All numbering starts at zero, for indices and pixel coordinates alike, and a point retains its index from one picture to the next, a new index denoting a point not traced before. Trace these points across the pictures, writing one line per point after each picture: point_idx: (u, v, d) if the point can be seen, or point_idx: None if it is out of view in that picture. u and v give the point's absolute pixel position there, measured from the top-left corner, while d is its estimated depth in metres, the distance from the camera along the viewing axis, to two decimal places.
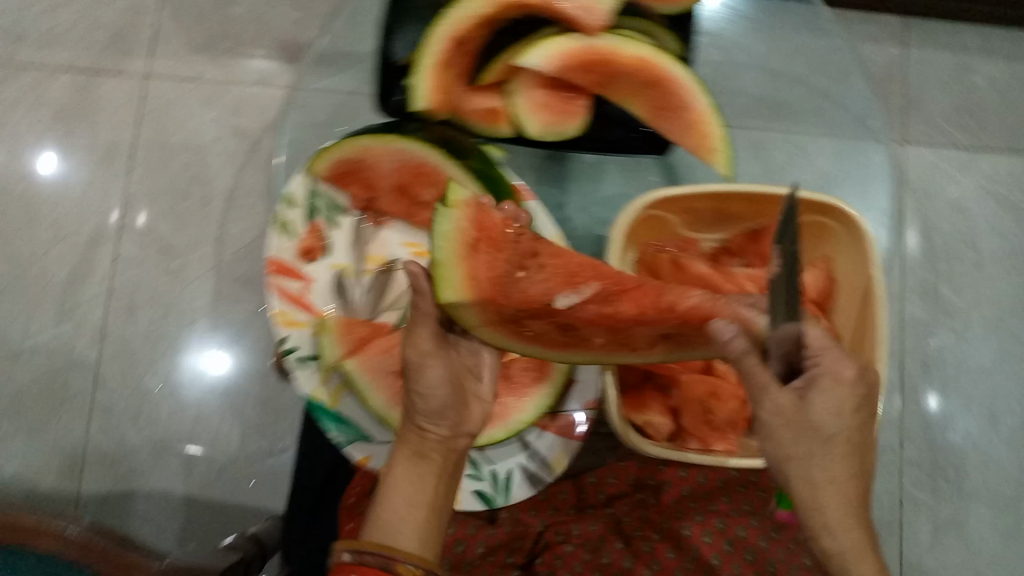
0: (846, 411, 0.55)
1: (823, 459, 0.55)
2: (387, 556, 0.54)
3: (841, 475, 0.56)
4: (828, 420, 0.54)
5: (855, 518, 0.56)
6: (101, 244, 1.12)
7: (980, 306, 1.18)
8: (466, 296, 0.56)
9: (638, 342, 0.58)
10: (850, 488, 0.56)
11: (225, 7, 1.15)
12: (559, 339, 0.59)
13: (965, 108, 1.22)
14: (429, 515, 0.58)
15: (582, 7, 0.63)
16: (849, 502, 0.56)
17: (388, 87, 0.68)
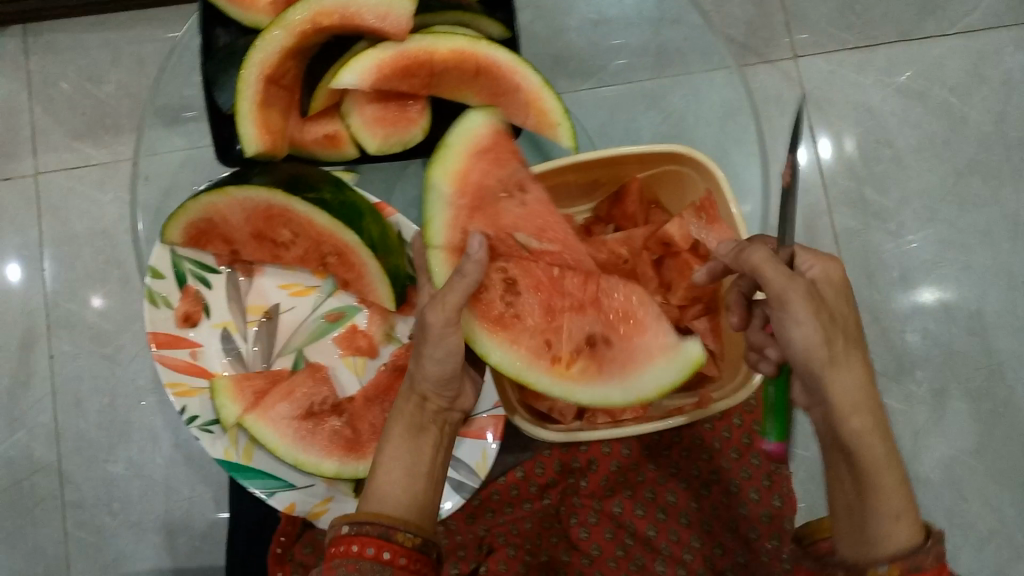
0: (844, 320, 0.55)
1: (845, 355, 0.53)
2: (386, 526, 0.53)
3: (861, 373, 0.54)
4: (845, 322, 0.54)
5: (878, 419, 0.54)
6: (34, 344, 1.08)
7: (909, 201, 1.13)
8: (449, 187, 0.58)
9: (554, 346, 0.59)
10: (866, 387, 0.54)
11: (95, 88, 1.13)
12: (495, 318, 0.58)
13: (848, 7, 1.17)
14: (426, 485, 0.57)
15: (381, 15, 0.63)
16: (868, 394, 0.54)
17: (227, 138, 0.69)
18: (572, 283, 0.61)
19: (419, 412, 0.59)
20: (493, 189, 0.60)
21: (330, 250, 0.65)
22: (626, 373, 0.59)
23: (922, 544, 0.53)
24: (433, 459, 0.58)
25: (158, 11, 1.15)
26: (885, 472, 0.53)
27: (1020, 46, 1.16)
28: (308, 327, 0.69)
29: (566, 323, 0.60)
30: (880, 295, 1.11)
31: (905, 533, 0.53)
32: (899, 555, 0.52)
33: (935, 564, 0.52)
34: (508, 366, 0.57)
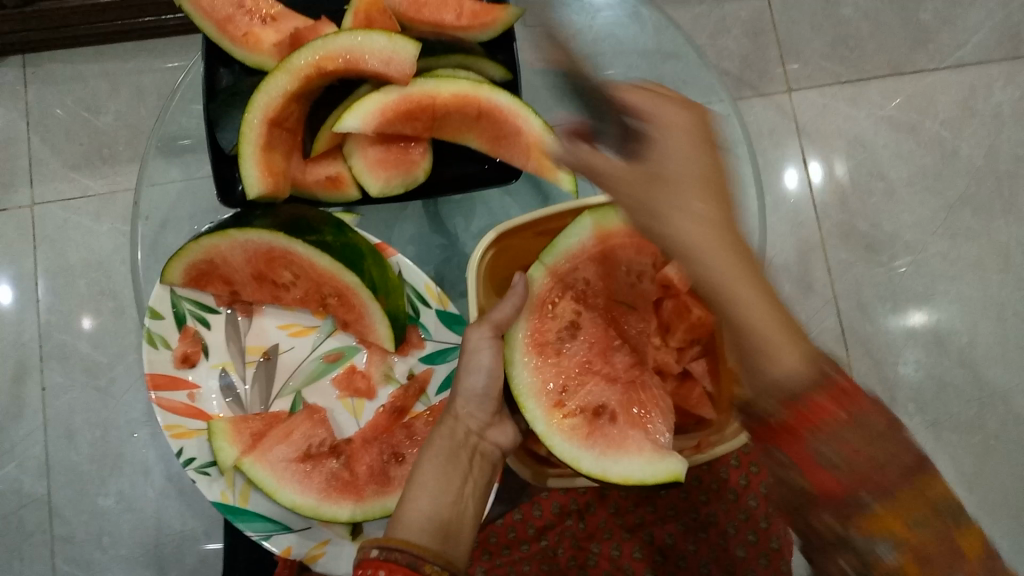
0: (693, 150, 0.42)
1: (703, 197, 0.41)
2: (414, 554, 0.48)
3: (722, 227, 0.41)
4: (711, 173, 0.42)
5: (766, 290, 0.42)
6: (26, 377, 1.07)
7: (902, 234, 1.14)
8: (592, 234, 0.60)
9: (568, 395, 0.60)
10: (742, 249, 0.41)
11: (92, 118, 1.13)
12: (547, 344, 0.61)
13: (841, 42, 1.19)
14: (454, 517, 0.53)
15: (385, 59, 0.63)
16: (741, 260, 0.41)
17: (228, 178, 0.69)
18: (620, 360, 0.63)
19: (457, 440, 0.56)
20: (623, 260, 0.62)
21: (331, 291, 0.65)
22: (608, 449, 0.57)
23: (811, 371, 0.41)
24: (463, 493, 0.55)
25: (158, 41, 1.15)
26: (777, 330, 0.41)
27: (1010, 80, 1.18)
28: (306, 369, 0.68)
29: (589, 385, 0.61)
30: (874, 327, 1.11)
31: (796, 357, 0.41)
32: (789, 394, 0.41)
33: (826, 388, 0.41)
34: (528, 391, 0.58)
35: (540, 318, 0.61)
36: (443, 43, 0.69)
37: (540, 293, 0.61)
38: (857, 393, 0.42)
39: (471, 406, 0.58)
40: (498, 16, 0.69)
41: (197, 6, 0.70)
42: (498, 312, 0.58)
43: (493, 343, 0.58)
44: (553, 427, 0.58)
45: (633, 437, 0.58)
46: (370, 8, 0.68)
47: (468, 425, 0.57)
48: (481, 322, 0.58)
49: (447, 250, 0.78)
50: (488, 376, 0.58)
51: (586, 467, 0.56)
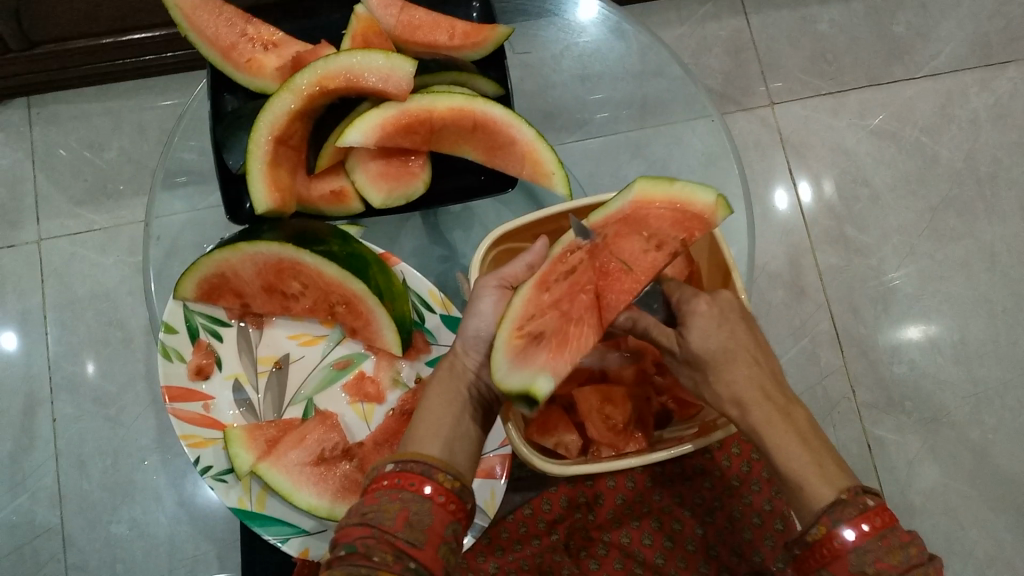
0: (725, 329, 0.56)
1: (745, 370, 0.55)
2: (428, 464, 0.53)
3: (760, 386, 0.55)
4: (744, 347, 0.56)
5: (792, 419, 0.55)
6: (37, 409, 1.07)
7: (889, 238, 1.17)
8: (634, 198, 0.61)
9: (531, 321, 0.58)
10: (761, 387, 0.55)
11: (96, 156, 1.16)
12: (549, 275, 0.59)
13: (820, 56, 1.23)
14: (459, 437, 0.57)
15: (383, 77, 0.67)
16: (773, 404, 0.55)
17: (235, 198, 0.72)
18: (582, 300, 0.59)
19: (456, 374, 0.60)
20: (652, 227, 0.60)
21: (339, 297, 0.68)
22: (518, 359, 0.56)
23: (840, 498, 0.51)
24: (466, 416, 0.58)
25: (158, 80, 1.19)
26: (805, 460, 0.53)
27: (984, 86, 1.22)
28: (316, 376, 0.71)
29: (548, 316, 0.58)
30: (867, 329, 1.14)
31: (827, 490, 0.52)
32: (824, 514, 0.51)
33: (860, 514, 0.51)
34: (510, 312, 0.57)
35: (559, 261, 0.60)
36: (438, 61, 0.72)
37: (564, 242, 0.61)
38: (891, 520, 0.51)
39: (472, 350, 0.60)
40: (488, 35, 0.73)
41: (203, 35, 0.73)
42: (509, 269, 0.61)
43: (497, 291, 0.60)
44: (506, 340, 0.56)
45: (539, 358, 0.56)
46: (367, 30, 0.72)
47: (465, 361, 0.60)
48: (491, 274, 0.61)
49: (449, 261, 0.81)
50: (491, 323, 0.60)
51: (496, 374, 0.55)
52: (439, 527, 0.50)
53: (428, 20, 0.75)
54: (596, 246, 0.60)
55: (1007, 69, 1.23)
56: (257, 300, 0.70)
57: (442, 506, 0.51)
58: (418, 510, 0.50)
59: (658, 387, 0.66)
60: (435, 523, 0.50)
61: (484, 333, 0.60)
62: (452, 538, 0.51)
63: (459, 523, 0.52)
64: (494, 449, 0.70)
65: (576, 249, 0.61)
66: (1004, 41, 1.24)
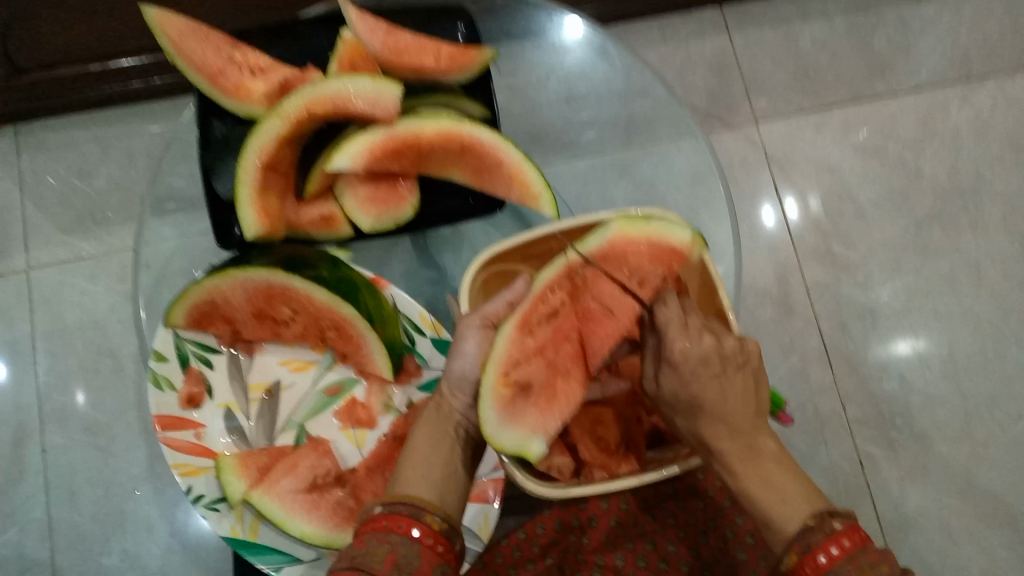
0: (699, 381, 0.55)
1: (713, 421, 0.56)
2: (417, 506, 0.54)
3: (730, 428, 0.56)
4: (719, 404, 0.56)
5: (761, 455, 0.57)
6: (26, 440, 1.06)
7: (875, 253, 1.18)
8: (613, 234, 0.60)
9: (517, 367, 0.58)
10: (733, 426, 0.56)
11: (84, 183, 1.16)
12: (530, 318, 0.59)
13: (803, 74, 1.25)
14: (447, 477, 0.58)
15: (371, 101, 0.68)
16: (741, 443, 0.56)
17: (225, 224, 0.72)
18: (567, 350, 0.61)
19: (443, 415, 0.61)
20: (635, 263, 0.60)
21: (329, 322, 0.68)
22: (507, 416, 0.57)
23: (807, 525, 0.53)
24: (453, 455, 0.60)
25: (145, 107, 1.19)
26: (771, 497, 0.55)
27: (965, 101, 1.24)
28: (308, 403, 0.71)
29: (534, 363, 0.59)
30: (857, 344, 1.14)
31: (793, 522, 0.54)
32: (793, 542, 0.53)
33: (827, 538, 0.52)
34: (495, 357, 0.58)
35: (537, 303, 0.60)
36: (425, 86, 0.73)
37: (546, 278, 0.60)
38: (861, 540, 0.52)
39: (456, 391, 0.61)
40: (474, 58, 0.74)
41: (190, 62, 0.73)
42: (490, 304, 0.60)
43: (480, 332, 0.60)
44: (492, 391, 0.57)
45: (529, 412, 0.57)
46: (353, 55, 0.73)
47: (451, 402, 0.61)
48: (472, 313, 0.60)
49: (439, 284, 0.82)
50: (473, 363, 0.61)
51: (487, 431, 0.56)
52: (427, 569, 0.51)
53: (414, 43, 0.75)
54: (577, 285, 0.61)
55: (987, 85, 1.25)
56: (248, 327, 0.70)
57: (429, 547, 0.52)
58: (407, 553, 0.51)
59: (647, 408, 0.66)
60: (424, 565, 0.51)
61: (469, 373, 0.61)
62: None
63: (448, 564, 0.53)
64: (487, 473, 0.70)
65: (557, 288, 0.60)
66: (983, 56, 1.25)
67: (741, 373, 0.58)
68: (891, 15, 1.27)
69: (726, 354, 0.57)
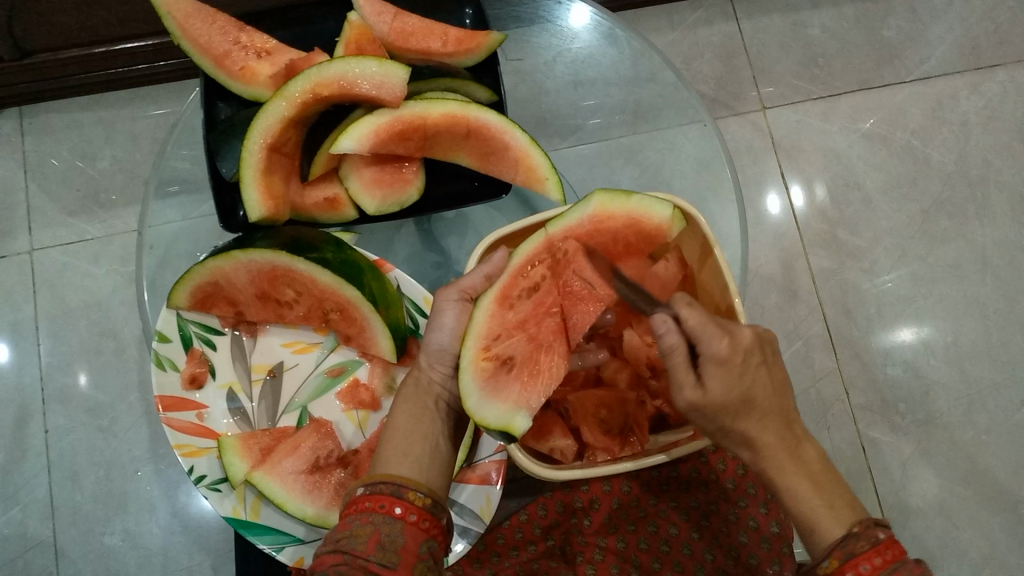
0: (747, 376, 0.54)
1: (760, 417, 0.55)
2: (398, 484, 0.52)
3: (772, 428, 0.56)
4: (764, 401, 0.55)
5: (800, 453, 0.56)
6: (28, 421, 1.07)
7: (881, 241, 1.17)
8: (591, 208, 0.61)
9: (498, 342, 0.58)
10: (774, 426, 0.56)
11: (88, 165, 1.16)
12: (508, 292, 0.59)
13: (811, 61, 1.24)
14: (428, 452, 0.56)
15: (377, 84, 0.67)
16: (783, 439, 0.56)
17: (229, 206, 0.71)
18: (549, 324, 0.60)
19: (422, 387, 0.60)
20: (613, 238, 0.61)
21: (332, 304, 0.67)
22: (489, 390, 0.57)
23: (852, 533, 0.54)
24: (435, 429, 0.58)
25: (150, 89, 1.18)
26: (815, 501, 0.55)
27: (974, 89, 1.23)
28: (310, 384, 0.71)
29: (516, 338, 0.59)
30: (861, 333, 1.14)
31: (836, 527, 0.54)
32: (835, 548, 0.53)
33: (870, 548, 0.53)
34: (473, 331, 0.58)
35: (515, 278, 0.60)
36: (431, 67, 0.72)
37: (524, 252, 0.60)
38: (900, 553, 0.53)
39: (436, 361, 0.61)
40: (481, 42, 0.74)
41: (196, 44, 0.73)
42: (468, 277, 0.60)
43: (458, 306, 0.60)
44: (472, 364, 0.57)
45: (511, 387, 0.57)
46: (360, 38, 0.72)
47: (430, 375, 0.61)
48: (449, 287, 0.61)
49: (443, 267, 0.81)
50: (452, 338, 0.60)
51: (469, 405, 0.56)
52: (412, 547, 0.51)
53: (421, 26, 0.75)
54: (558, 259, 0.60)
55: (997, 73, 1.24)
56: (252, 309, 0.70)
57: (414, 525, 0.51)
58: (390, 533, 0.50)
59: (652, 391, 0.64)
60: (408, 543, 0.51)
61: (448, 345, 0.60)
62: (427, 555, 0.52)
63: (433, 540, 0.52)
64: (490, 455, 0.70)
65: (537, 262, 0.60)
66: (993, 45, 1.24)
67: (776, 364, 0.57)
68: (900, 3, 1.26)
69: (761, 345, 0.56)
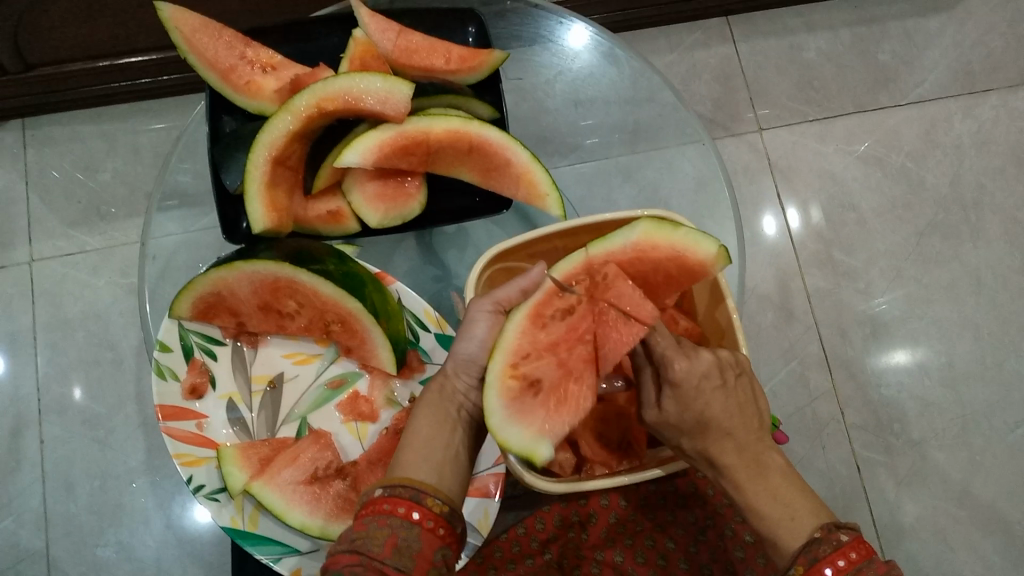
0: (705, 396, 0.56)
1: (723, 434, 0.56)
2: (416, 489, 0.53)
3: (736, 443, 0.57)
4: (723, 419, 0.56)
5: (766, 465, 0.57)
6: (24, 431, 1.06)
7: (876, 262, 1.18)
8: (635, 237, 0.61)
9: (527, 361, 0.58)
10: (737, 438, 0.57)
11: (90, 177, 1.16)
12: (544, 312, 0.59)
13: (807, 83, 1.25)
14: (449, 460, 0.57)
15: (381, 99, 0.68)
16: (748, 452, 0.57)
17: (232, 217, 0.72)
18: (580, 352, 0.59)
19: (446, 395, 0.60)
20: (651, 271, 0.61)
21: (334, 316, 0.68)
22: (514, 411, 0.57)
23: (815, 536, 0.53)
24: (454, 439, 0.59)
25: (153, 102, 1.19)
26: (779, 512, 0.55)
27: (967, 113, 1.25)
28: (310, 395, 0.71)
29: (544, 360, 0.59)
30: (856, 353, 1.15)
31: (800, 534, 0.54)
32: (800, 554, 0.53)
33: (835, 551, 0.52)
34: (504, 346, 0.58)
35: (553, 298, 0.59)
36: (434, 83, 0.74)
37: (565, 270, 0.60)
38: (868, 552, 0.52)
39: (464, 372, 0.61)
40: (485, 60, 0.75)
41: (202, 58, 0.74)
42: (503, 290, 0.61)
43: (491, 316, 0.60)
44: (499, 382, 0.57)
45: (536, 413, 0.57)
46: (364, 54, 0.73)
47: (455, 383, 0.61)
48: (483, 298, 0.61)
49: (443, 281, 0.82)
50: (481, 347, 0.61)
51: (491, 422, 0.56)
52: (427, 553, 0.51)
53: (425, 45, 0.76)
54: (596, 283, 0.60)
55: (990, 97, 1.25)
56: (254, 320, 0.70)
57: (430, 531, 0.52)
58: (406, 537, 0.51)
59: None
60: (423, 549, 0.51)
61: (476, 356, 0.61)
62: (442, 562, 0.52)
63: (449, 548, 0.52)
64: (488, 468, 0.71)
65: (575, 283, 0.60)
66: (986, 70, 1.26)
67: (742, 382, 0.58)
68: (895, 28, 1.28)
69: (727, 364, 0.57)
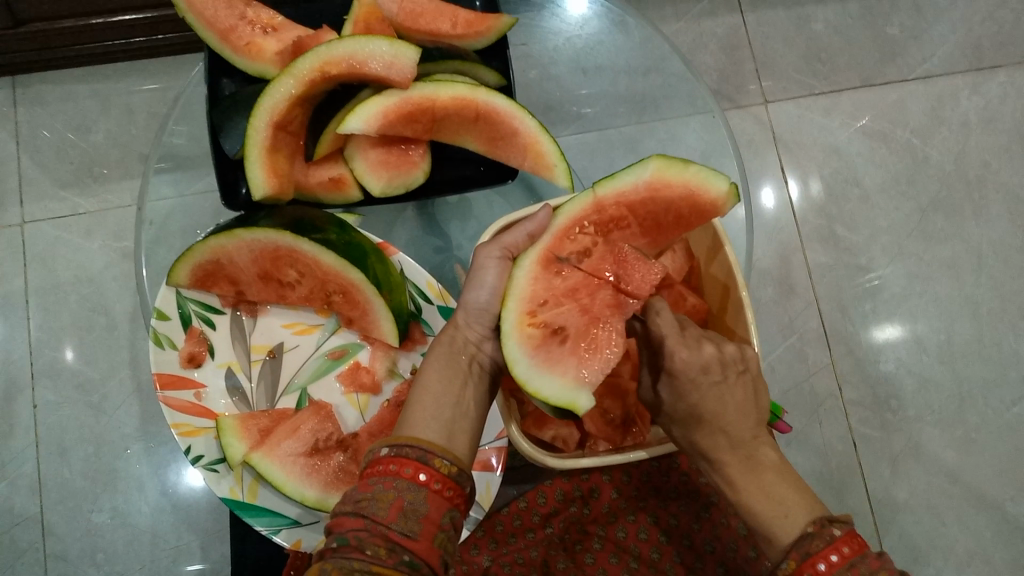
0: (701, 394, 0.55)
1: (717, 431, 0.56)
2: (423, 449, 0.51)
3: (729, 437, 0.56)
4: (721, 415, 0.56)
5: (768, 462, 0.56)
6: (17, 395, 1.05)
7: (878, 238, 1.18)
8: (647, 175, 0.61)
9: (544, 308, 0.58)
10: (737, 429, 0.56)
11: (82, 138, 1.14)
12: (556, 255, 0.59)
13: (814, 55, 1.23)
14: (458, 417, 0.55)
15: (386, 63, 0.66)
16: (748, 445, 0.57)
17: (232, 182, 0.70)
18: (604, 296, 0.59)
19: (457, 347, 0.59)
20: (661, 206, 0.61)
21: (336, 286, 0.67)
22: (542, 360, 0.56)
23: (807, 532, 0.52)
24: (466, 393, 0.57)
25: (147, 62, 1.16)
26: (771, 506, 0.54)
27: (975, 89, 1.23)
28: (310, 366, 0.71)
29: (564, 307, 0.59)
30: (855, 329, 1.14)
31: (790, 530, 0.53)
32: (792, 548, 0.52)
33: (827, 546, 0.51)
34: (517, 293, 0.58)
35: (564, 240, 0.60)
36: (439, 49, 0.71)
37: (571, 212, 0.60)
38: (860, 547, 0.51)
39: (473, 320, 0.59)
40: (492, 25, 0.73)
41: (201, 16, 0.72)
42: (510, 234, 0.59)
43: (500, 262, 0.58)
44: (517, 329, 0.57)
45: (566, 361, 0.56)
46: (368, 17, 0.71)
47: (467, 335, 0.59)
48: (491, 243, 0.59)
49: (444, 251, 0.81)
50: (492, 295, 0.59)
51: (518, 372, 0.55)
52: (434, 516, 0.49)
53: (432, 8, 0.74)
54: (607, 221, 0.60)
55: (998, 73, 1.24)
56: (257, 288, 0.69)
57: (437, 493, 0.50)
58: (413, 500, 0.49)
59: None
60: (430, 513, 0.49)
61: (488, 304, 0.59)
62: (448, 525, 0.50)
63: (456, 510, 0.51)
64: (490, 442, 0.70)
65: (585, 224, 0.60)
66: (995, 45, 1.24)
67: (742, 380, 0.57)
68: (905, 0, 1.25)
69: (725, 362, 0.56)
